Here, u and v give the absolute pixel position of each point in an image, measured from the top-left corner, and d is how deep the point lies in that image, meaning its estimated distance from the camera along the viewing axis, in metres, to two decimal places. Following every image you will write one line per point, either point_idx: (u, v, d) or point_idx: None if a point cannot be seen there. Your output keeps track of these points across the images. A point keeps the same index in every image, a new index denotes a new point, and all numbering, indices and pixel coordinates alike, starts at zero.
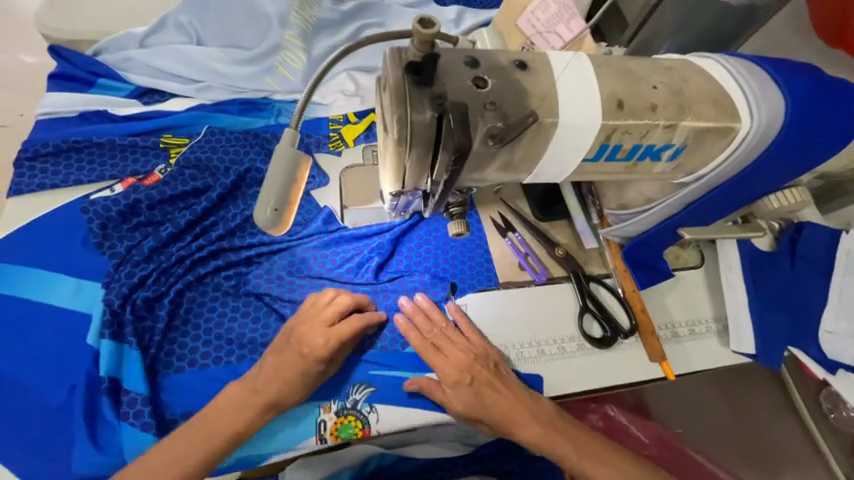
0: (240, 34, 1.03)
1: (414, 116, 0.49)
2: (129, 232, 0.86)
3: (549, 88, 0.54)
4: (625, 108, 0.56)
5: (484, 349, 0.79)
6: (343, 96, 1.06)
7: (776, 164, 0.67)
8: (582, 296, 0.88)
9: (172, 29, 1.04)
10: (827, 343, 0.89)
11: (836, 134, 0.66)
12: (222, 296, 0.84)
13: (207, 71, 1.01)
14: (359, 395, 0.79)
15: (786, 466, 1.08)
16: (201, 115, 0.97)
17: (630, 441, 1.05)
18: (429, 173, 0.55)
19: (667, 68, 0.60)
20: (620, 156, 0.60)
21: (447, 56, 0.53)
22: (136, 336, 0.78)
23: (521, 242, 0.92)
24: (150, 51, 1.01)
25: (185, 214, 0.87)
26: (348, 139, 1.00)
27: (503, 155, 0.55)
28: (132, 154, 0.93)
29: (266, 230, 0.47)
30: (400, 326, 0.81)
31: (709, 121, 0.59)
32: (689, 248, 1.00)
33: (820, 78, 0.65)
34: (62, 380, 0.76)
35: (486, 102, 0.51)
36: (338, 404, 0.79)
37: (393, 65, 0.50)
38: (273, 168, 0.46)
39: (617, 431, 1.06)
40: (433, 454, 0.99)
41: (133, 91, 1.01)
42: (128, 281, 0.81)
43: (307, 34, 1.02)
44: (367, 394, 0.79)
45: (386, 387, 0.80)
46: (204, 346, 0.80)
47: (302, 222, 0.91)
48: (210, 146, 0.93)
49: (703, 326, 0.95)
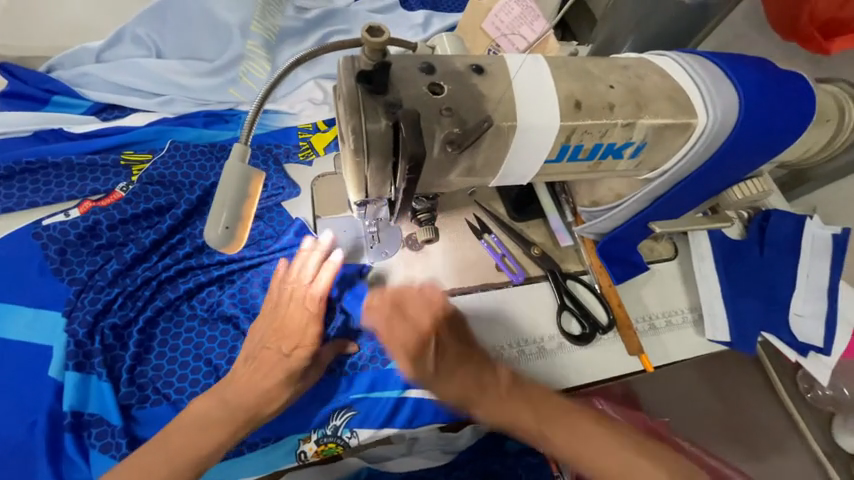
0: (201, 45, 1.00)
1: (369, 126, 0.48)
2: (91, 255, 0.83)
3: (507, 91, 0.54)
4: (583, 109, 0.56)
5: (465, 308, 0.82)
6: (312, 104, 1.05)
7: (735, 157, 0.68)
8: (559, 294, 0.89)
9: (130, 42, 1.01)
10: (797, 327, 0.91)
11: (790, 125, 0.68)
12: (191, 315, 0.81)
13: (168, 84, 0.99)
14: (339, 422, 0.79)
15: (771, 451, 1.10)
16: (163, 130, 0.94)
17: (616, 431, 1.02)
18: (391, 181, 0.55)
19: (623, 67, 0.61)
20: (583, 155, 0.61)
21: (402, 63, 0.52)
22: (102, 363, 0.75)
23: (498, 243, 0.91)
24: (107, 66, 0.98)
25: (150, 233, 0.84)
26: (318, 147, 0.98)
27: (464, 160, 0.55)
28: (91, 173, 0.89)
29: (219, 249, 0.45)
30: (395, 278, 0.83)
31: (666, 118, 0.60)
32: (663, 240, 1.02)
33: (770, 71, 0.67)
34: (24, 414, 0.73)
35: (442, 108, 0.51)
36: (318, 433, 0.79)
37: (346, 74, 0.49)
38: (223, 184, 0.44)
39: None
40: (414, 466, 1.00)
41: (91, 107, 0.97)
42: (92, 306, 0.78)
43: (271, 44, 1.01)
44: (347, 419, 0.79)
45: (369, 410, 0.80)
46: (174, 369, 0.77)
47: (272, 233, 0.89)
48: (174, 162, 0.90)
49: (679, 317, 0.96)
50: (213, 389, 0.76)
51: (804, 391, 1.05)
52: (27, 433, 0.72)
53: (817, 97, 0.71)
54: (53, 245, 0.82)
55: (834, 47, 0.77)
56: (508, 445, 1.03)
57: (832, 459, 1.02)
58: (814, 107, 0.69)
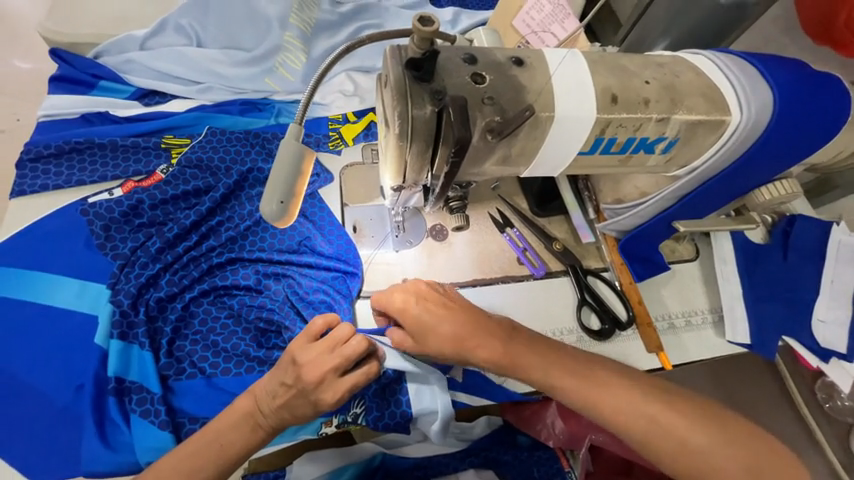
0: (240, 35, 1.04)
1: (415, 112, 0.50)
2: (133, 232, 0.87)
3: (545, 83, 0.56)
4: (619, 103, 0.58)
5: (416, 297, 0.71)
6: (343, 96, 1.08)
7: (764, 158, 0.69)
8: (579, 289, 0.90)
9: (172, 30, 1.05)
10: (821, 334, 0.90)
11: (824, 127, 0.68)
12: (225, 293, 0.85)
13: (206, 72, 1.03)
14: (359, 410, 0.83)
15: None
16: (202, 116, 0.99)
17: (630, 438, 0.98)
18: (429, 168, 0.57)
19: (659, 64, 0.62)
20: (615, 149, 0.62)
21: (446, 53, 0.54)
22: (144, 333, 0.79)
23: (520, 237, 0.93)
24: (150, 53, 1.03)
25: (189, 214, 0.88)
26: (347, 137, 1.01)
27: (501, 149, 0.57)
28: (134, 155, 0.94)
29: (273, 223, 0.48)
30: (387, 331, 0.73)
31: (700, 114, 0.61)
32: (684, 242, 1.02)
33: (807, 72, 0.67)
34: (69, 379, 0.77)
35: (485, 97, 0.53)
36: (340, 418, 0.83)
37: (394, 63, 0.52)
38: (279, 162, 0.47)
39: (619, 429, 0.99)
40: (430, 451, 1.02)
41: (134, 93, 1.02)
42: (135, 281, 0.82)
43: (307, 36, 1.04)
44: (367, 408, 0.83)
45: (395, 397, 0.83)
46: (208, 345, 0.81)
47: (302, 219, 0.92)
48: (211, 147, 0.94)
49: (699, 317, 0.97)
50: (245, 365, 0.80)
51: (822, 402, 1.02)
52: (72, 396, 0.76)
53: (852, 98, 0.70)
54: (99, 221, 0.86)
55: None
56: (519, 439, 1.07)
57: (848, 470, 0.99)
58: (849, 108, 0.68)
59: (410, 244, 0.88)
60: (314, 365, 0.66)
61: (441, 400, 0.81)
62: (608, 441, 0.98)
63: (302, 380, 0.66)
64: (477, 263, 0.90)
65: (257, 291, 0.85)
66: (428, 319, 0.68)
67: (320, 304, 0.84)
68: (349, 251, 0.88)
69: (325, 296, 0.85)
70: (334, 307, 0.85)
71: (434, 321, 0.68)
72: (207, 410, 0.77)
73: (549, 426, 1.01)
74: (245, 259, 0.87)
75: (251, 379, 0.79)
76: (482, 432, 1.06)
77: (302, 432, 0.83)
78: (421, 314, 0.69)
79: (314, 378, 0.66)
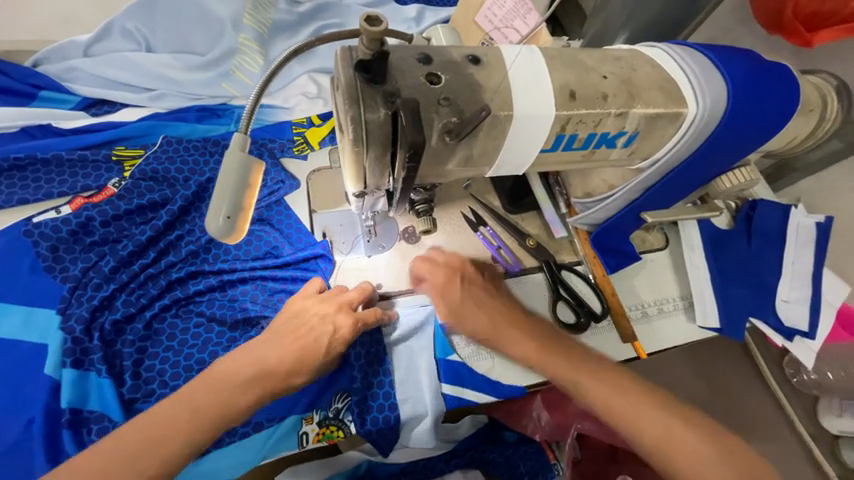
0: (192, 38, 0.99)
1: (368, 116, 0.49)
2: (85, 251, 0.82)
3: (503, 81, 0.55)
4: (577, 98, 0.57)
5: (458, 264, 0.80)
6: (306, 98, 1.05)
7: (723, 147, 0.70)
8: (554, 284, 0.90)
9: (118, 35, 1.00)
10: (783, 313, 0.93)
11: (776, 114, 0.70)
12: (188, 309, 0.81)
13: (158, 78, 0.98)
14: (341, 404, 0.79)
15: (758, 435, 1.13)
16: (155, 125, 0.94)
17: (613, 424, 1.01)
18: (389, 172, 0.55)
19: (616, 58, 0.62)
20: (578, 145, 0.62)
21: (399, 54, 0.52)
22: (101, 359, 0.75)
23: (494, 235, 0.92)
24: (95, 60, 0.97)
25: (145, 229, 0.84)
26: (313, 142, 0.98)
27: (462, 150, 0.56)
28: (82, 169, 0.88)
29: (221, 239, 0.45)
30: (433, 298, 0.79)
31: (658, 107, 0.61)
32: (654, 231, 1.04)
33: (757, 62, 0.69)
34: (20, 413, 0.72)
35: (441, 98, 0.51)
36: (321, 414, 0.79)
37: (345, 65, 0.49)
38: (223, 174, 0.44)
39: None
40: (414, 456, 0.99)
41: (80, 102, 0.96)
42: (88, 303, 0.77)
43: (264, 38, 1.00)
44: (348, 402, 0.79)
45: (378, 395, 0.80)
46: (172, 366, 0.77)
47: (268, 228, 0.89)
48: (167, 157, 0.89)
49: (671, 304, 0.99)
50: None
51: (790, 377, 1.07)
52: (24, 432, 0.71)
53: (801, 85, 0.72)
54: (45, 242, 0.80)
55: (817, 39, 0.80)
56: (505, 435, 1.06)
57: (816, 439, 1.03)
58: (799, 95, 0.70)
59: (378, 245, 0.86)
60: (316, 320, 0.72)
61: (431, 393, 0.79)
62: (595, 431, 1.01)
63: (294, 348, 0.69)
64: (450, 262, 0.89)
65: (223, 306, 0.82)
66: (467, 304, 0.77)
67: None
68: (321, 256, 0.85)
69: None
70: None
71: (474, 311, 0.77)
72: None
73: (536, 419, 1.03)
74: (208, 273, 0.83)
75: None
76: (468, 431, 1.04)
77: (283, 444, 0.77)
78: (463, 299, 0.77)
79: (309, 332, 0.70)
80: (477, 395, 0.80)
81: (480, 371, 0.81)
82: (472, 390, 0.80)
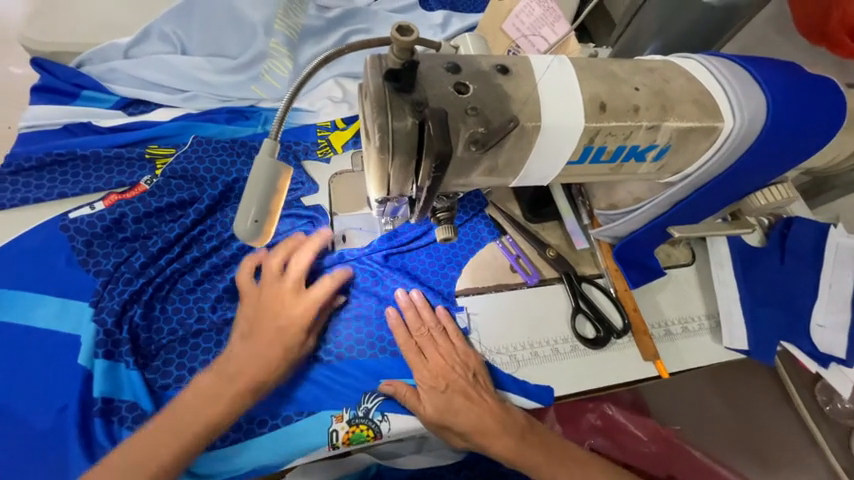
0: (224, 42, 1.02)
1: (395, 124, 0.49)
2: (117, 247, 0.85)
3: (531, 92, 0.54)
4: (608, 111, 0.56)
5: (464, 358, 0.80)
6: (331, 102, 1.06)
7: (759, 163, 0.67)
8: (573, 297, 0.88)
9: (156, 38, 1.04)
10: (818, 337, 0.89)
11: (819, 129, 0.66)
12: (208, 306, 0.82)
13: (192, 80, 1.01)
14: (371, 404, 0.78)
15: (787, 463, 1.08)
16: (187, 125, 0.97)
17: (626, 440, 1.05)
18: (413, 179, 0.55)
19: (649, 69, 0.61)
20: (605, 158, 0.60)
21: (428, 62, 0.52)
22: (127, 351, 0.77)
23: (513, 244, 0.93)
24: (134, 62, 1.01)
25: (173, 227, 0.87)
26: (337, 145, 1.00)
27: (487, 161, 0.55)
28: (118, 166, 0.92)
29: (247, 242, 0.46)
30: (391, 322, 0.83)
31: (692, 121, 0.59)
32: (680, 246, 1.01)
33: (799, 75, 0.66)
34: (51, 401, 0.75)
35: (468, 108, 0.51)
36: (351, 412, 0.78)
37: (374, 73, 0.50)
38: (253, 178, 0.45)
39: (615, 433, 1.06)
40: (422, 464, 1.00)
41: (118, 102, 1.00)
42: (119, 297, 0.80)
43: (293, 43, 1.02)
44: (379, 403, 0.78)
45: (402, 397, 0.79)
46: (193, 361, 0.78)
47: (290, 229, 0.92)
48: (196, 157, 0.92)
49: (695, 323, 0.95)
50: None
51: (822, 404, 1.01)
52: (54, 418, 0.74)
53: (847, 99, 0.69)
54: (81, 237, 0.84)
55: None
56: None
57: (850, 476, 0.97)
58: (844, 111, 0.67)
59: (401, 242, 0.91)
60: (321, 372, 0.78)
61: None
62: (605, 445, 1.06)
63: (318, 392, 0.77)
64: (461, 262, 0.91)
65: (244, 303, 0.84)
66: (441, 406, 0.77)
67: None
68: (344, 259, 0.88)
69: None
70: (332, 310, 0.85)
71: (453, 412, 0.77)
72: None
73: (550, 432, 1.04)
74: (231, 271, 0.86)
75: None
76: None
77: (311, 441, 0.76)
78: (451, 401, 0.77)
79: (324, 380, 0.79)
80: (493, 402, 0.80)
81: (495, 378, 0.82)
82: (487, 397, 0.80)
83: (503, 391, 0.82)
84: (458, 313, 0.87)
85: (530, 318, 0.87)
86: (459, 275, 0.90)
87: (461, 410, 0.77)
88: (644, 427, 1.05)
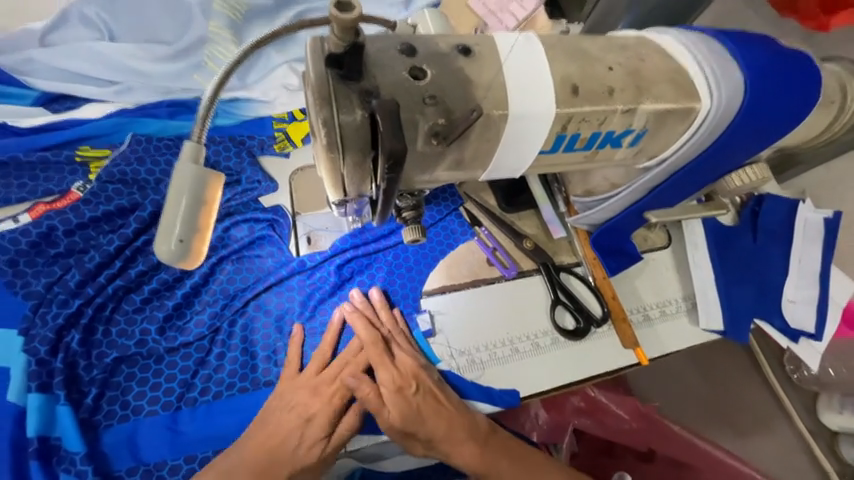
0: (159, 27, 0.91)
1: (342, 118, 0.42)
2: (47, 265, 0.75)
3: (496, 75, 0.48)
4: (581, 94, 0.51)
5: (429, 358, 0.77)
6: (287, 91, 0.97)
7: (737, 145, 0.64)
8: (552, 288, 0.84)
9: (78, 23, 0.91)
10: (789, 314, 0.90)
11: (796, 106, 0.63)
12: (158, 325, 0.75)
13: (124, 70, 0.90)
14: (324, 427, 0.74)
15: (758, 430, 1.09)
16: (121, 122, 0.86)
17: (610, 419, 1.05)
18: (371, 178, 0.49)
19: (622, 46, 0.56)
20: (580, 145, 0.56)
21: (378, 44, 0.46)
22: (64, 382, 0.68)
23: (489, 237, 0.88)
24: (55, 51, 0.89)
25: (112, 238, 0.78)
26: (295, 138, 0.92)
27: (452, 154, 0.50)
28: (43, 172, 0.81)
29: (173, 266, 0.40)
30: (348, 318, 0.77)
31: (668, 103, 0.55)
32: (657, 229, 0.98)
33: (775, 49, 0.62)
34: None
35: (426, 96, 0.45)
36: None
37: (315, 59, 0.43)
38: (174, 190, 0.39)
39: (599, 412, 1.05)
40: (408, 464, 0.93)
41: (39, 98, 0.88)
42: (52, 322, 0.71)
43: (238, 26, 0.92)
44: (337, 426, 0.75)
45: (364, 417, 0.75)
46: (148, 384, 0.72)
47: (246, 232, 0.84)
48: (136, 157, 0.83)
49: (673, 306, 0.93)
50: (189, 401, 0.72)
51: (790, 373, 1.03)
52: None
53: (820, 74, 0.66)
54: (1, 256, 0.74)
55: (833, 22, 0.75)
56: None
57: (814, 436, 1.01)
58: (819, 86, 0.64)
59: (368, 241, 0.86)
60: (303, 391, 0.72)
61: None
62: (590, 424, 1.05)
63: (300, 409, 0.70)
64: (435, 258, 0.87)
65: (200, 319, 0.77)
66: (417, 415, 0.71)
67: (278, 320, 0.79)
68: (308, 263, 0.82)
69: (286, 308, 0.80)
70: (297, 319, 0.79)
71: (432, 420, 0.72)
72: (153, 455, 0.69)
73: (534, 417, 1.04)
74: (184, 285, 0.79)
75: (214, 406, 0.72)
76: None
77: None
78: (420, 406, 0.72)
79: (307, 394, 0.71)
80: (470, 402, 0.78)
81: (470, 378, 0.78)
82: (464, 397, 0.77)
83: (466, 398, 0.77)
84: (419, 315, 0.81)
85: (505, 311, 0.83)
86: (431, 272, 0.85)
87: (431, 409, 0.72)
88: (626, 406, 1.05)
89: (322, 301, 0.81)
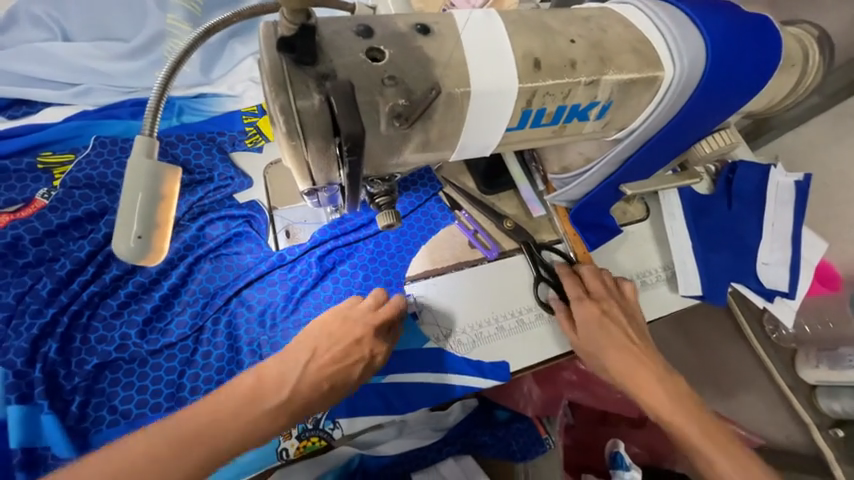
0: (114, 23, 0.88)
1: (299, 103, 0.42)
2: (17, 275, 0.74)
3: (456, 52, 0.48)
4: (543, 68, 0.51)
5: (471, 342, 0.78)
6: (255, 84, 0.95)
7: (703, 111, 0.65)
8: (535, 266, 0.84)
9: (28, 23, 0.88)
10: (764, 275, 0.92)
11: (758, 68, 0.64)
12: (139, 328, 0.75)
13: (81, 69, 0.87)
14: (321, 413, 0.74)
15: (741, 388, 1.15)
16: (84, 125, 0.84)
17: (602, 390, 1.07)
18: (337, 164, 0.48)
19: (584, 19, 0.56)
20: (547, 120, 0.56)
21: (333, 26, 0.45)
22: (46, 391, 0.68)
23: (470, 219, 0.88)
24: (5, 55, 0.85)
25: (83, 244, 0.76)
26: (267, 131, 0.91)
27: (417, 135, 0.49)
28: (4, 181, 0.78)
29: (133, 262, 0.40)
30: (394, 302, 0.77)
31: (632, 72, 0.56)
32: (635, 202, 0.99)
33: (734, 14, 0.63)
34: None
35: (384, 77, 0.44)
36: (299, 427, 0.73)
37: (268, 45, 0.42)
38: (128, 186, 0.39)
39: (591, 383, 1.07)
40: (405, 447, 0.95)
41: None
42: (27, 333, 0.70)
43: (197, 18, 0.89)
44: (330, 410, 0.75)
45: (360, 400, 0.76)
46: (132, 388, 0.72)
47: (223, 230, 0.83)
48: (101, 160, 0.80)
49: (652, 276, 0.94)
50: (176, 402, 0.72)
51: (770, 333, 1.06)
52: None
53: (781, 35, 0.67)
54: None
55: None
56: (497, 414, 1.03)
57: (794, 391, 1.02)
58: (780, 48, 0.65)
59: (348, 231, 0.85)
60: None
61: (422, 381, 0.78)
62: (581, 396, 1.08)
63: None
64: (416, 243, 0.87)
65: (181, 319, 0.77)
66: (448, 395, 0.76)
67: (260, 316, 0.78)
68: (287, 257, 0.82)
69: (268, 304, 0.79)
70: (279, 314, 0.79)
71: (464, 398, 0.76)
72: None
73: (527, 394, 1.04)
74: (163, 286, 0.78)
75: None
76: (458, 418, 1.00)
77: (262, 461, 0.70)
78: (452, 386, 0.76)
79: None
80: (461, 381, 0.78)
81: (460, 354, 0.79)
82: (455, 375, 0.78)
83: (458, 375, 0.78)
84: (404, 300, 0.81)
85: (489, 290, 0.83)
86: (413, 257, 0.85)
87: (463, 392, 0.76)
88: None
89: (305, 294, 0.80)
